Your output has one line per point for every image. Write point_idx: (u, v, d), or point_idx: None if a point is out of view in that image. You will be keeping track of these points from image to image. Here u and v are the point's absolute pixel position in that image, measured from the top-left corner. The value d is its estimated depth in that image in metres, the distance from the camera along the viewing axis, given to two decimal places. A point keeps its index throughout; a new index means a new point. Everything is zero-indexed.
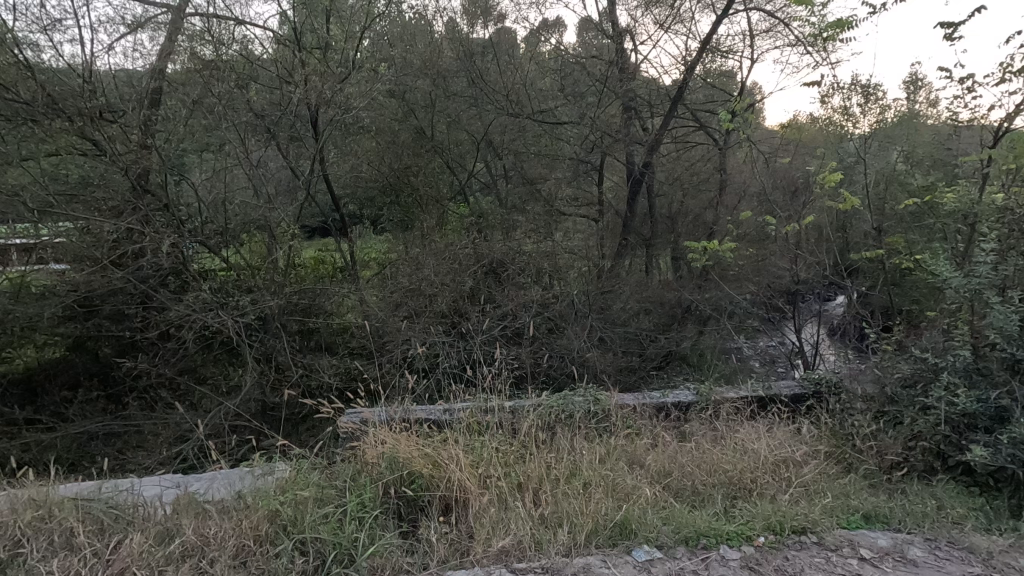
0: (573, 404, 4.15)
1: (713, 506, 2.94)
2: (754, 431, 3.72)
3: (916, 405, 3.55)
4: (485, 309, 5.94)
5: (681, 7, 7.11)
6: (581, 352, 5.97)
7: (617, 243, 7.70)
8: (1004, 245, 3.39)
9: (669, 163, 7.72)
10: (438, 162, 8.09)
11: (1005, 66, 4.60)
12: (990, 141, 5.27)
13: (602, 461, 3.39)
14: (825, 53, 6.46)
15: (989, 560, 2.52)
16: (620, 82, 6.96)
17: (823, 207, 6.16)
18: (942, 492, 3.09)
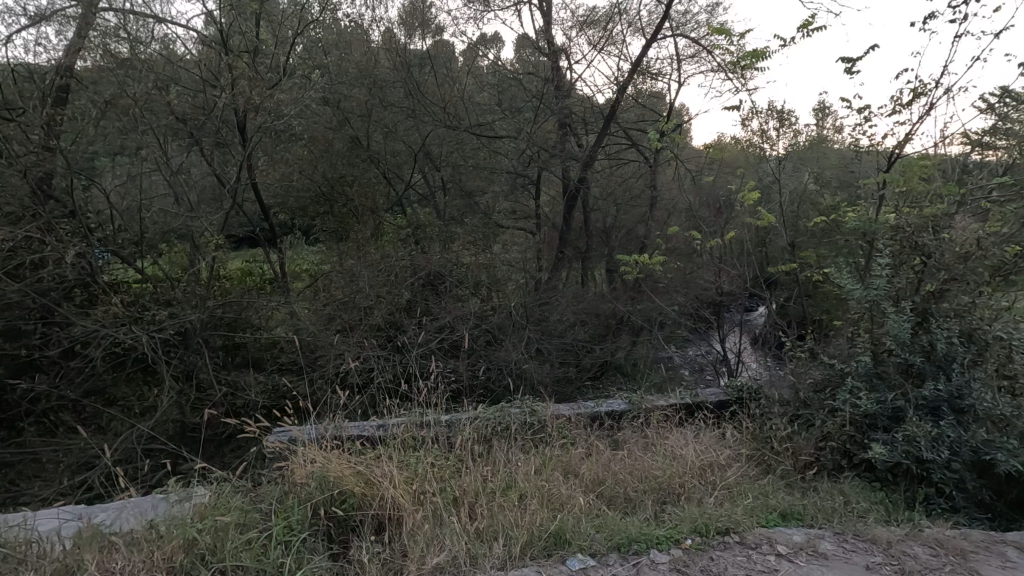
0: (509, 415, 4.19)
1: (643, 512, 3.03)
2: (682, 437, 3.89)
3: (826, 408, 3.84)
4: (422, 322, 5.88)
5: (613, 29, 7.41)
6: (519, 364, 6.02)
7: (554, 256, 7.85)
8: (897, 260, 3.75)
9: (603, 178, 7.98)
10: (375, 173, 7.96)
11: (896, 99, 5.12)
12: (885, 166, 5.83)
13: (538, 472, 3.43)
14: (743, 80, 6.93)
15: (890, 549, 2.73)
16: (556, 99, 7.14)
17: (744, 224, 6.56)
18: (849, 488, 3.34)
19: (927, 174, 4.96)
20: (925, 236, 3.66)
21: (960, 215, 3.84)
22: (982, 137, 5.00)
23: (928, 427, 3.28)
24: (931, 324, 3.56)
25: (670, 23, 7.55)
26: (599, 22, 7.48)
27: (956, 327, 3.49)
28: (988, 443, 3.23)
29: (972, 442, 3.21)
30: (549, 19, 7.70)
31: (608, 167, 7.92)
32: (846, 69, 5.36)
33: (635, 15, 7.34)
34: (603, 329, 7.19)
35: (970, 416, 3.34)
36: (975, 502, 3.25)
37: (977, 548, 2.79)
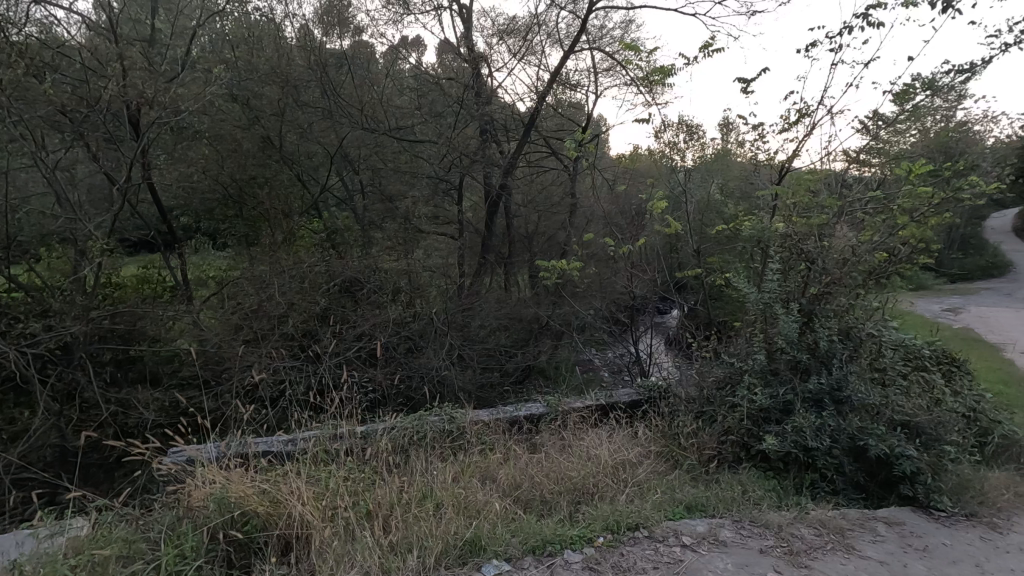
0: (428, 423, 4.13)
1: (558, 513, 3.09)
2: (597, 437, 4.01)
3: (726, 404, 4.11)
4: (338, 330, 5.67)
5: (533, 39, 7.56)
6: (439, 371, 5.97)
7: (476, 262, 7.86)
8: (787, 265, 4.09)
9: (524, 185, 8.10)
10: (288, 175, 7.58)
11: (785, 118, 5.60)
12: (778, 179, 6.37)
13: (455, 480, 3.41)
14: (654, 94, 7.31)
15: (780, 532, 2.96)
16: (477, 105, 7.18)
17: (656, 231, 6.91)
18: (747, 478, 3.58)
19: (813, 187, 5.46)
20: (811, 243, 4.02)
21: (840, 224, 4.25)
22: (858, 155, 5.57)
23: (813, 418, 3.59)
24: (816, 323, 3.90)
25: (587, 36, 7.82)
26: (519, 32, 7.61)
27: (836, 326, 3.84)
28: (863, 430, 3.58)
29: (850, 429, 3.58)
30: (469, 26, 7.74)
31: (529, 174, 8.06)
32: (742, 89, 5.81)
33: (554, 26, 7.53)
34: (525, 334, 7.28)
35: (848, 407, 3.69)
36: (853, 484, 3.59)
37: (854, 526, 3.08)
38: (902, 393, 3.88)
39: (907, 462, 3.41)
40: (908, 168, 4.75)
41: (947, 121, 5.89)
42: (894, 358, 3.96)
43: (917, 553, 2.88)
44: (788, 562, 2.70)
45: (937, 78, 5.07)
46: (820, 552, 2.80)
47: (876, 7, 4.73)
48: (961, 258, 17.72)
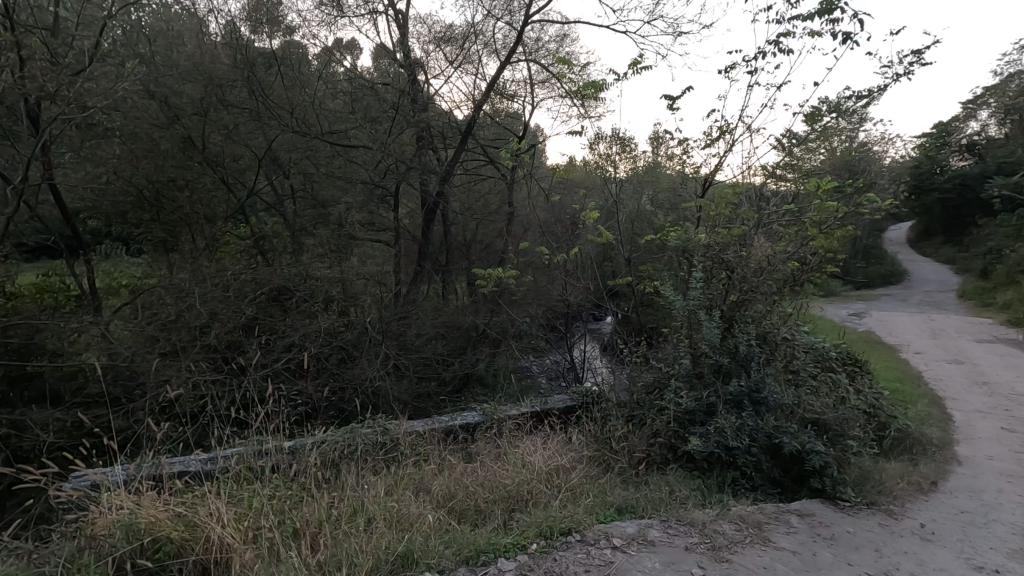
0: (360, 436, 4.01)
1: (493, 522, 3.10)
2: (532, 444, 4.06)
3: (655, 407, 4.27)
4: (265, 341, 5.42)
5: (469, 48, 7.60)
6: (374, 381, 5.84)
7: (412, 269, 7.76)
8: (709, 273, 4.32)
9: (462, 193, 8.10)
10: (211, 178, 7.11)
11: (708, 135, 5.93)
12: (702, 192, 6.71)
13: (388, 493, 3.34)
14: (587, 107, 7.53)
15: (704, 529, 3.09)
16: (413, 111, 7.11)
17: (590, 241, 7.10)
18: (674, 478, 3.72)
19: (734, 200, 5.80)
20: (731, 253, 4.25)
21: (757, 234, 4.53)
22: (774, 170, 5.95)
23: (733, 419, 3.80)
24: (736, 329, 4.12)
25: (523, 48, 7.95)
26: (456, 40, 7.63)
27: (754, 331, 4.09)
28: (778, 429, 3.82)
29: (766, 429, 3.81)
30: (405, 31, 7.69)
31: (466, 182, 8.07)
32: (668, 105, 6.10)
33: (490, 36, 7.60)
34: (462, 342, 7.25)
35: (765, 407, 3.93)
36: (769, 480, 3.81)
37: (770, 519, 3.27)
38: (812, 393, 4.17)
39: (817, 457, 3.67)
40: (816, 184, 5.14)
41: (849, 141, 6.43)
42: (805, 360, 4.26)
43: (826, 542, 3.09)
44: (711, 558, 2.83)
45: (842, 102, 5.52)
46: (740, 546, 2.95)
47: (786, 35, 5.10)
48: (865, 267, 19.32)
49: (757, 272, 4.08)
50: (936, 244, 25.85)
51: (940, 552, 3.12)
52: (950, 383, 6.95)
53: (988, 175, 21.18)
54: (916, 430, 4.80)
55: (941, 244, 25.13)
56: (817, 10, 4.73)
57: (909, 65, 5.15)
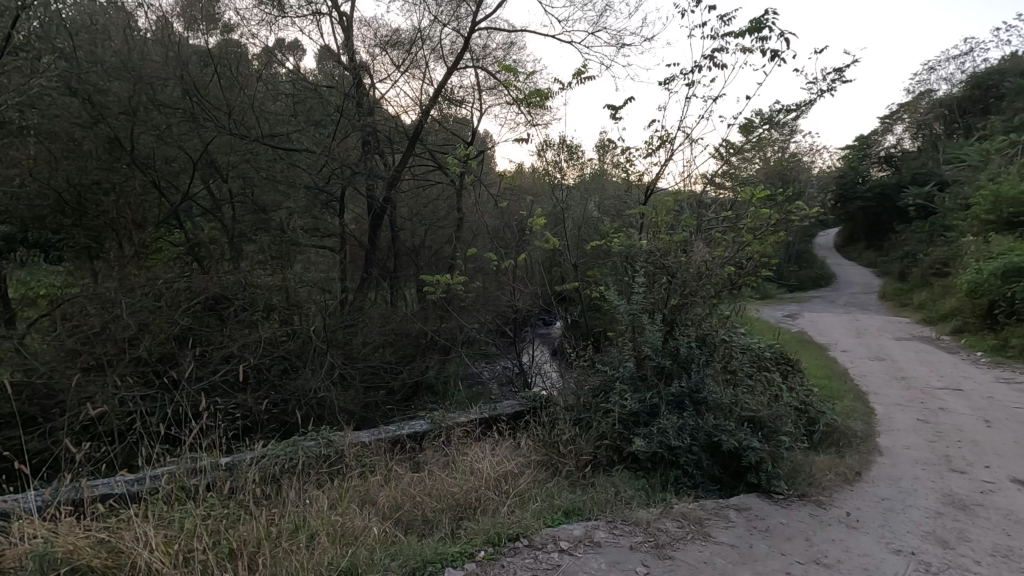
0: (303, 449, 3.88)
1: (440, 531, 3.08)
2: (480, 451, 4.05)
3: (600, 410, 4.35)
4: (201, 353, 5.17)
5: (416, 53, 7.53)
6: (318, 391, 5.68)
7: (358, 276, 7.60)
8: (651, 277, 4.45)
9: (409, 199, 8.00)
10: (139, 181, 6.64)
11: (649, 144, 6.13)
12: (644, 199, 6.92)
13: (332, 507, 3.25)
14: (534, 114, 7.62)
15: (648, 528, 3.18)
16: (358, 115, 6.99)
17: (538, 246, 7.17)
18: (619, 479, 3.81)
19: (675, 207, 6.02)
20: (671, 258, 4.39)
21: (696, 240, 4.71)
22: (713, 178, 6.18)
23: (674, 419, 3.93)
24: (677, 331, 4.26)
25: (470, 54, 7.96)
26: (402, 44, 7.56)
27: (693, 334, 4.23)
28: (716, 427, 3.97)
29: (706, 427, 3.95)
30: (350, 34, 7.57)
31: (413, 187, 8.00)
32: (611, 115, 6.26)
33: (438, 41, 7.55)
34: (411, 349, 7.14)
35: (704, 407, 4.08)
36: (709, 477, 3.95)
37: (710, 515, 3.40)
38: (748, 392, 4.36)
39: (753, 452, 3.84)
40: (750, 192, 5.39)
41: (781, 152, 6.78)
42: (741, 361, 4.46)
43: (762, 534, 3.23)
44: (654, 555, 2.91)
45: (773, 115, 5.83)
46: (682, 543, 3.05)
47: (720, 51, 5.34)
48: (796, 271, 20.45)
49: (696, 277, 4.24)
50: (859, 248, 27.68)
51: (864, 537, 3.33)
52: (872, 379, 7.45)
53: (904, 184, 22.89)
54: (843, 424, 5.11)
55: (863, 249, 26.96)
56: (748, 27, 4.98)
57: (832, 82, 5.48)
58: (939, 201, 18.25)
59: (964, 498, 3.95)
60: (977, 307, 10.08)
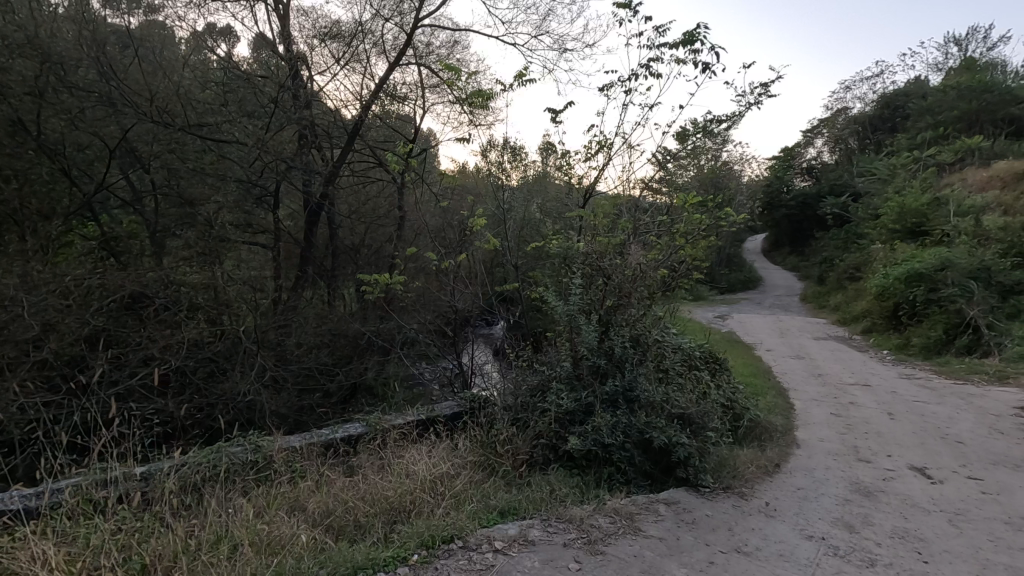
0: (228, 455, 3.69)
1: (373, 536, 3.02)
2: (417, 453, 4.00)
3: (537, 410, 4.39)
4: (116, 355, 4.83)
5: (357, 47, 7.34)
6: (247, 395, 5.42)
7: (293, 274, 7.32)
8: (588, 279, 4.54)
9: (347, 196, 7.78)
10: (47, 169, 5.97)
11: (588, 149, 6.26)
12: (584, 202, 7.05)
13: (258, 515, 3.11)
14: (477, 114, 7.60)
15: (582, 524, 3.24)
16: (294, 108, 6.75)
17: (479, 247, 7.16)
18: (555, 478, 3.86)
19: (613, 211, 6.17)
20: (607, 261, 4.50)
21: (633, 243, 4.84)
22: (650, 183, 6.37)
23: (608, 417, 4.03)
24: (612, 332, 4.34)
25: (413, 50, 7.85)
26: (342, 36, 7.35)
27: (628, 334, 4.33)
28: (648, 424, 4.10)
29: (638, 424, 4.06)
30: (286, 22, 7.29)
31: (352, 184, 7.80)
32: (551, 118, 6.36)
33: (380, 36, 7.38)
34: (347, 350, 6.95)
35: (637, 405, 4.19)
36: (641, 473, 4.08)
37: (640, 509, 3.51)
38: (679, 390, 4.53)
39: (682, 448, 3.98)
40: (684, 198, 5.59)
41: (713, 160, 7.09)
42: (673, 360, 4.62)
43: (689, 527, 3.36)
44: (587, 551, 2.97)
45: (707, 125, 6.08)
46: (614, 538, 3.13)
47: (656, 61, 5.52)
48: (727, 274, 21.49)
49: (631, 279, 4.36)
50: (784, 253, 29.45)
51: (781, 526, 3.54)
52: (791, 376, 7.94)
53: (823, 194, 24.57)
54: (765, 420, 5.41)
55: (787, 255, 28.68)
56: (681, 39, 5.18)
57: (758, 95, 5.78)
58: (853, 210, 19.71)
59: (869, 485, 4.28)
60: (884, 308, 10.95)
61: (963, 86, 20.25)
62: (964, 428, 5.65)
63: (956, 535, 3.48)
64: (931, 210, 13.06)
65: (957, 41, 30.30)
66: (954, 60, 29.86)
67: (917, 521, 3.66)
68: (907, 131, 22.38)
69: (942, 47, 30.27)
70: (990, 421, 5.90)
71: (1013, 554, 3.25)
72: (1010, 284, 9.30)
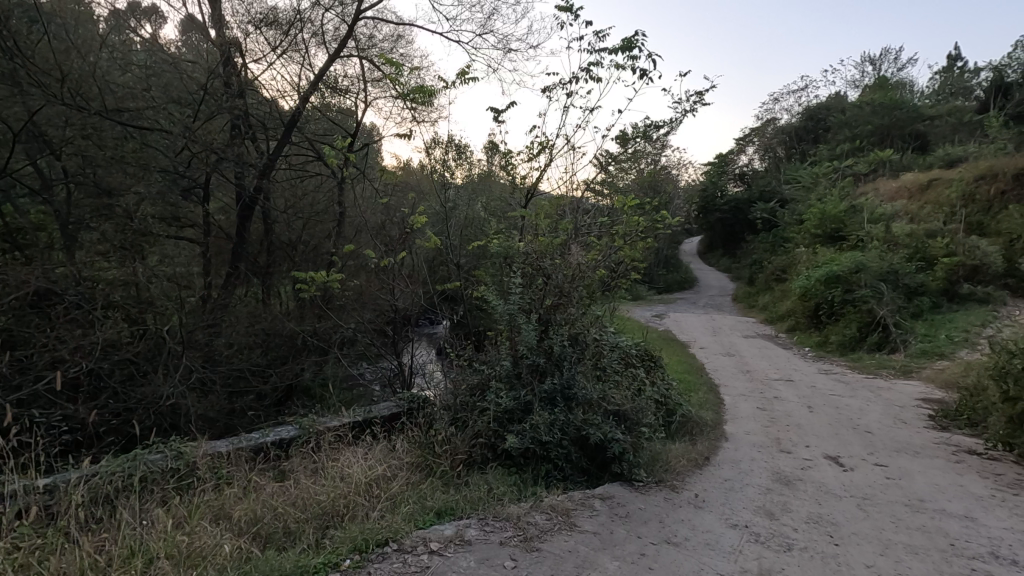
0: (144, 463, 3.48)
1: (303, 542, 2.93)
2: (352, 455, 3.91)
3: (476, 409, 4.38)
4: (20, 357, 4.43)
5: (295, 36, 7.07)
6: (170, 399, 5.12)
7: (224, 271, 6.96)
8: (529, 278, 4.57)
9: (283, 190, 7.48)
10: None
11: (530, 149, 6.31)
12: (526, 202, 7.08)
13: (178, 526, 2.94)
14: (420, 109, 7.48)
15: (519, 522, 3.26)
16: (225, 96, 6.43)
17: (421, 244, 7.06)
18: (493, 476, 3.88)
19: (555, 211, 6.21)
20: (547, 261, 4.55)
21: (573, 243, 4.91)
22: (591, 185, 6.48)
23: (546, 415, 4.08)
24: (551, 331, 4.37)
25: (355, 43, 7.65)
26: (279, 24, 7.06)
27: (567, 333, 4.38)
28: (585, 422, 4.17)
29: (576, 422, 4.13)
30: (218, 5, 6.92)
31: (289, 178, 7.50)
32: (494, 118, 6.35)
33: (320, 26, 7.13)
34: (281, 350, 6.69)
35: (575, 403, 4.25)
36: (578, 469, 4.16)
37: (576, 505, 3.58)
38: (615, 387, 4.63)
39: (617, 444, 4.08)
40: (623, 200, 5.69)
41: (652, 164, 7.29)
42: (610, 359, 4.71)
43: (621, 520, 3.46)
44: (523, 549, 3.00)
45: (646, 130, 6.26)
46: (550, 534, 3.18)
47: (596, 65, 5.63)
48: (664, 274, 22.28)
49: (570, 279, 4.43)
50: (718, 255, 30.82)
51: (707, 516, 3.70)
52: (722, 372, 8.34)
53: (753, 199, 25.88)
54: (696, 415, 5.64)
55: (720, 257, 30.06)
56: (620, 45, 5.31)
57: (694, 103, 6.00)
58: (780, 216, 20.90)
59: (788, 474, 4.55)
60: (806, 308, 11.67)
61: (877, 103, 21.90)
62: (873, 419, 6.11)
63: (863, 518, 3.76)
64: (849, 217, 14.02)
65: (872, 61, 32.72)
66: (869, 78, 32.28)
67: (829, 507, 3.92)
68: (829, 142, 23.97)
69: (859, 66, 32.61)
70: (896, 412, 6.42)
71: (910, 533, 3.55)
72: (914, 286, 10.14)
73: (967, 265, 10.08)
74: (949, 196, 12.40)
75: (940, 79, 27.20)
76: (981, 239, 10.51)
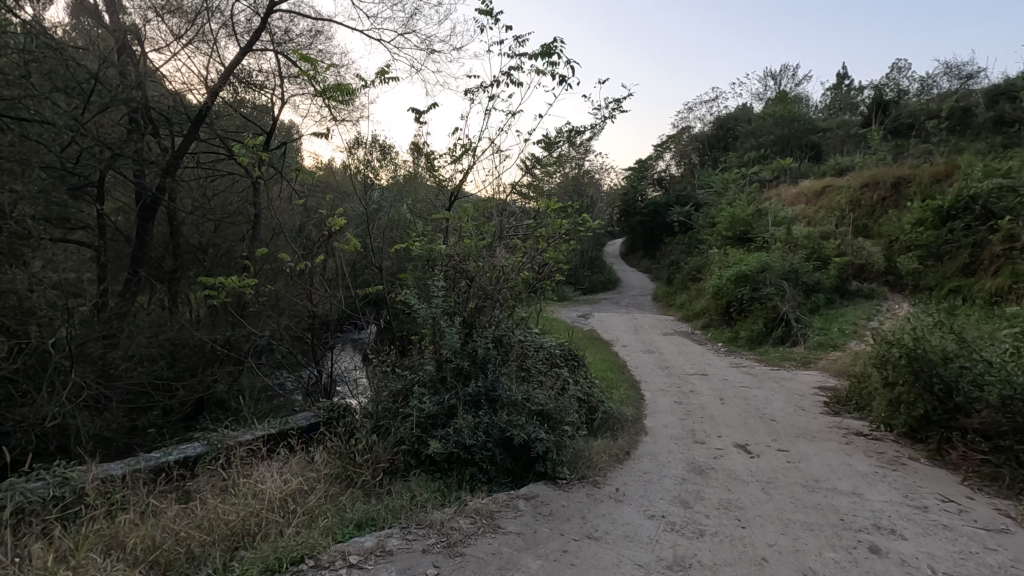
0: (20, 492, 3.14)
1: (209, 566, 2.75)
2: (266, 470, 3.71)
3: (399, 416, 4.29)
4: None
5: (202, 25, 6.62)
6: (54, 420, 4.70)
7: (122, 277, 6.40)
8: (452, 281, 4.54)
9: (189, 189, 7.00)
10: None
11: (453, 150, 6.25)
12: (450, 204, 7.02)
13: (62, 561, 2.67)
14: (341, 108, 7.25)
15: (442, 528, 3.22)
16: (121, 87, 5.89)
17: (342, 247, 6.83)
18: (417, 483, 3.82)
19: (480, 214, 6.21)
20: (470, 263, 4.54)
21: (496, 246, 4.93)
22: (515, 188, 6.52)
23: (470, 419, 4.07)
24: (474, 334, 4.39)
25: (269, 36, 7.29)
26: (184, 12, 6.59)
27: (490, 335, 4.40)
28: (509, 423, 4.19)
29: (500, 423, 4.14)
30: None
31: (196, 177, 7.02)
32: (416, 119, 6.25)
33: (231, 16, 6.73)
34: (188, 361, 6.24)
35: (498, 404, 4.27)
36: (502, 470, 4.18)
37: (500, 507, 3.58)
38: (539, 386, 4.69)
39: (540, 443, 4.12)
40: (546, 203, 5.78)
41: (575, 167, 7.47)
42: (534, 360, 4.77)
43: (545, 519, 3.51)
44: (446, 555, 2.97)
45: (569, 134, 6.38)
46: (474, 538, 3.16)
47: (517, 69, 5.68)
48: (588, 275, 22.90)
49: (493, 281, 4.45)
50: (638, 256, 32.13)
51: (627, 508, 3.83)
52: (641, 369, 8.70)
53: (671, 203, 27.20)
54: (617, 411, 5.83)
55: (641, 258, 31.32)
56: (539, 51, 5.38)
57: (613, 110, 6.19)
58: (695, 219, 22.10)
59: (701, 464, 4.80)
60: (718, 305, 12.40)
61: (778, 115, 23.68)
62: (777, 408, 6.58)
63: (766, 500, 4.04)
64: (755, 220, 15.07)
65: (773, 75, 35.41)
66: (771, 92, 34.87)
67: (738, 492, 4.18)
68: (737, 151, 25.64)
69: (762, 80, 35.16)
70: (795, 400, 6.96)
71: (808, 511, 3.85)
72: (812, 284, 11.05)
73: (854, 264, 11.10)
74: (840, 202, 13.62)
75: (831, 95, 29.82)
76: (866, 240, 11.62)
